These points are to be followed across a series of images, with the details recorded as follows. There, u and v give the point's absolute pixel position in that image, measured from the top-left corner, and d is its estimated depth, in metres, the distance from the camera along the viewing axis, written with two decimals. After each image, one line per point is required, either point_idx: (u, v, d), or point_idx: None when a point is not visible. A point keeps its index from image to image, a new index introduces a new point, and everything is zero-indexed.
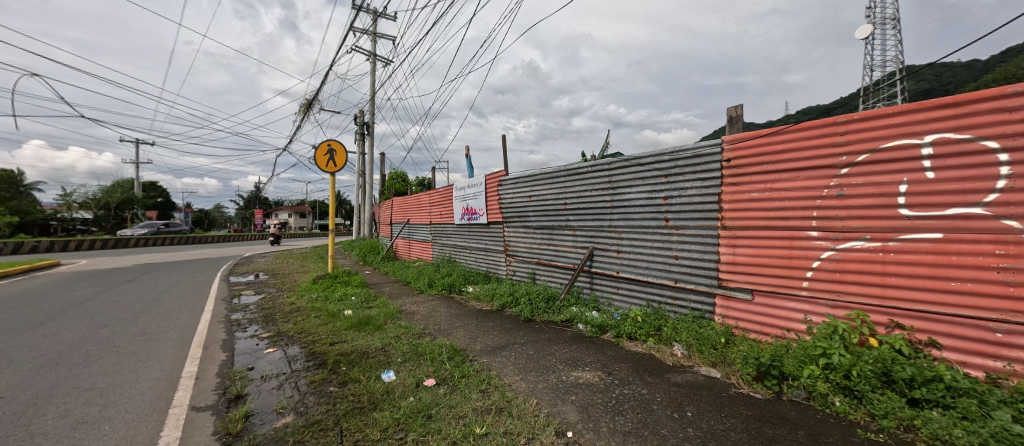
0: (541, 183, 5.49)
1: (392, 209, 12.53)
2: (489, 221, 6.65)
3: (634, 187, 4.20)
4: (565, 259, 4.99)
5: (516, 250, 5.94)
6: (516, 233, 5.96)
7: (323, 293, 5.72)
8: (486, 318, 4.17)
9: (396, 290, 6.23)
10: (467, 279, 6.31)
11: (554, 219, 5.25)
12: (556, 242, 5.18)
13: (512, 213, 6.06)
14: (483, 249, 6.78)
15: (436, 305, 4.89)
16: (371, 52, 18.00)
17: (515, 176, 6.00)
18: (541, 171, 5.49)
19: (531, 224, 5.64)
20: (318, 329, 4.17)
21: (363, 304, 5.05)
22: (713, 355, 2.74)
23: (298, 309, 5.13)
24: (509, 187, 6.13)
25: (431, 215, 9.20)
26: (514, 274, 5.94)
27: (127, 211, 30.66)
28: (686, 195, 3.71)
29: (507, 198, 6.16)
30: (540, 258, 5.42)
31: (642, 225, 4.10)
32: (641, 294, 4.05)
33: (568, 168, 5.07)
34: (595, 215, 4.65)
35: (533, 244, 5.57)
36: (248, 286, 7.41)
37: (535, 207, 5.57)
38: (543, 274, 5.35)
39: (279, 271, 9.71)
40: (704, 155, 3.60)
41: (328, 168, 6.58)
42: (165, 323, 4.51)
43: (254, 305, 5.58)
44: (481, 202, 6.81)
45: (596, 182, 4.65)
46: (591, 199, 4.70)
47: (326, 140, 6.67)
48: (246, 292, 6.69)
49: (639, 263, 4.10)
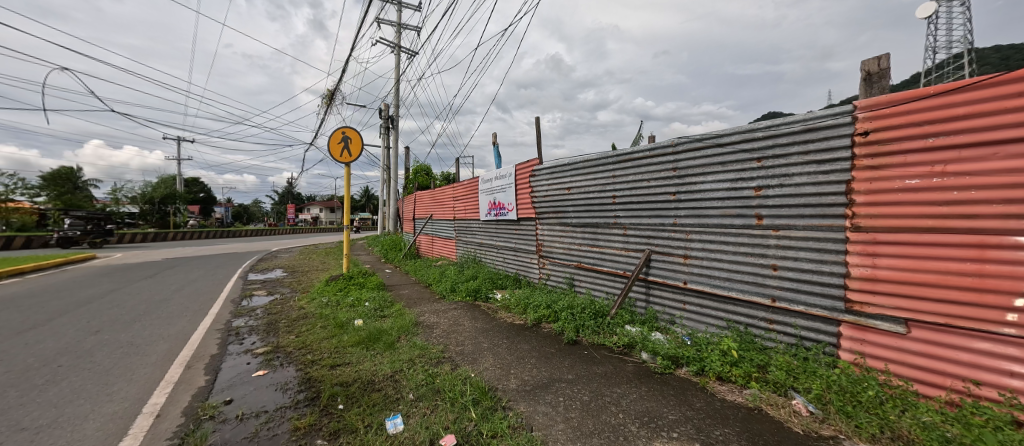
0: (582, 173, 4.63)
1: (415, 204, 11.99)
2: (519, 218, 5.85)
3: (709, 175, 3.25)
4: (613, 264, 4.12)
5: (550, 251, 5.13)
6: (551, 232, 5.14)
7: (335, 297, 5.13)
8: (519, 337, 3.37)
9: (415, 294, 5.57)
10: (494, 283, 5.56)
11: (598, 216, 4.38)
12: (601, 243, 4.32)
13: (545, 208, 5.24)
14: (512, 249, 6.01)
15: (459, 316, 4.15)
16: (395, 43, 17.61)
17: (549, 165, 5.16)
18: (582, 159, 4.63)
19: (570, 222, 4.80)
20: (320, 345, 3.52)
21: (377, 312, 4.40)
22: (872, 424, 1.78)
23: (305, 315, 4.55)
24: (542, 178, 5.29)
25: (455, 211, 8.51)
26: (549, 279, 5.16)
27: (170, 206, 32.22)
28: (790, 184, 2.73)
29: (540, 190, 5.33)
30: (581, 261, 4.59)
31: (721, 223, 3.16)
32: (720, 314, 3.13)
33: (616, 154, 4.17)
34: (654, 210, 3.73)
35: (572, 245, 4.75)
36: (264, 285, 7.00)
37: (574, 201, 4.71)
38: (585, 280, 4.53)
39: (300, 268, 9.35)
40: (821, 128, 2.59)
41: (343, 158, 6.00)
42: (159, 330, 4.03)
43: (262, 308, 5.07)
44: (510, 195, 6.02)
45: (654, 169, 3.73)
46: (647, 191, 3.79)
47: (341, 127, 6.05)
48: (258, 292, 6.25)
49: (717, 273, 3.17)
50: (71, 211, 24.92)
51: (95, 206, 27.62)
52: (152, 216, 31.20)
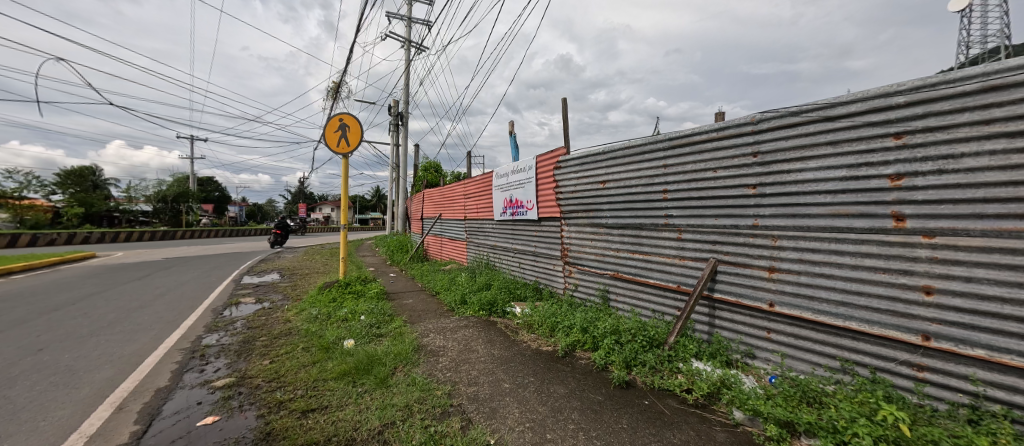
0: (621, 163, 3.81)
1: (423, 203, 11.32)
2: (540, 218, 5.05)
3: (810, 160, 2.38)
4: (664, 276, 3.30)
5: (579, 258, 4.34)
6: (580, 234, 4.34)
7: (325, 309, 4.40)
8: (551, 374, 2.55)
9: (420, 305, 4.82)
10: (512, 294, 4.78)
11: (643, 215, 3.55)
12: (646, 249, 3.52)
13: (572, 206, 4.43)
14: (533, 254, 5.22)
15: (472, 337, 3.38)
16: (405, 38, 17.12)
17: (578, 154, 4.34)
18: (621, 146, 3.80)
19: (602, 223, 4.01)
20: (295, 377, 2.77)
21: (373, 330, 3.67)
22: None
23: (288, 332, 3.83)
24: (569, 170, 4.46)
25: (466, 210, 7.76)
26: (576, 290, 4.38)
27: (183, 205, 32.35)
28: (956, 170, 1.83)
29: (566, 185, 4.51)
30: (619, 270, 3.81)
31: (830, 227, 2.28)
32: (830, 351, 2.28)
33: (668, 138, 3.33)
34: (722, 208, 2.88)
35: (606, 251, 3.96)
36: (255, 290, 6.33)
37: (610, 198, 3.89)
38: (624, 294, 3.74)
39: (299, 270, 8.71)
40: (1016, 84, 1.67)
41: (341, 148, 5.31)
42: (110, 351, 3.34)
43: (242, 320, 4.36)
44: (530, 192, 5.23)
45: (723, 156, 2.87)
46: (712, 184, 2.94)
47: (338, 113, 5.34)
48: (246, 299, 5.57)
49: (823, 295, 2.31)
50: (83, 210, 25.01)
51: (108, 204, 27.72)
52: (165, 215, 31.37)
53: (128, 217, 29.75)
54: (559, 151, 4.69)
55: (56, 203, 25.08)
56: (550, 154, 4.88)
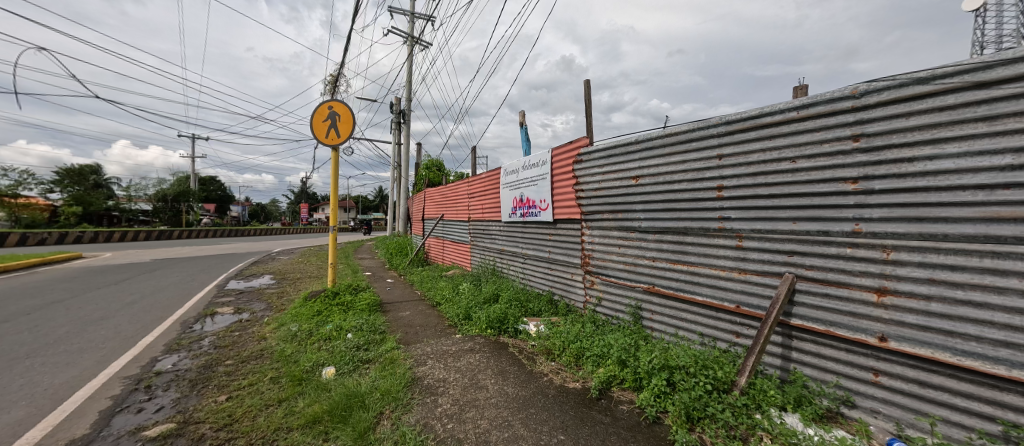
0: (659, 154, 3.17)
1: (424, 203, 10.69)
2: (556, 220, 4.43)
3: (947, 143, 1.72)
4: (718, 294, 2.67)
5: (603, 267, 3.71)
6: (604, 240, 3.70)
7: (307, 324, 3.78)
8: (586, 430, 1.90)
9: (417, 320, 4.19)
10: (523, 308, 4.15)
11: (688, 218, 2.91)
12: (692, 260, 2.88)
13: (595, 206, 3.78)
14: (546, 261, 4.60)
15: (481, 365, 2.75)
16: (408, 34, 16.61)
17: (605, 144, 3.69)
18: (661, 133, 3.16)
19: (632, 226, 3.37)
20: (252, 424, 2.14)
21: (358, 354, 3.05)
22: None
23: (258, 355, 3.20)
24: (593, 164, 3.81)
25: (470, 210, 7.13)
26: (599, 305, 3.76)
27: (183, 204, 31.97)
28: None
29: (589, 181, 3.87)
30: (655, 283, 3.17)
31: (982, 236, 1.61)
32: (985, 411, 1.60)
33: (724, 122, 2.68)
34: (803, 210, 2.23)
35: (637, 260, 3.34)
36: (238, 298, 5.73)
37: (644, 197, 3.26)
38: (662, 312, 3.10)
39: (289, 275, 8.10)
40: None
41: (330, 139, 4.70)
42: (36, 381, 2.73)
43: (211, 338, 3.75)
44: (544, 189, 4.60)
45: (806, 141, 2.22)
46: (789, 178, 2.29)
47: (327, 100, 4.72)
48: (223, 309, 4.96)
49: (971, 330, 1.63)
50: (81, 209, 24.66)
51: (107, 203, 27.37)
52: (165, 215, 31.02)
53: (127, 216, 29.40)
54: (580, 142, 4.04)
55: (55, 202, 24.74)
56: (568, 145, 4.24)
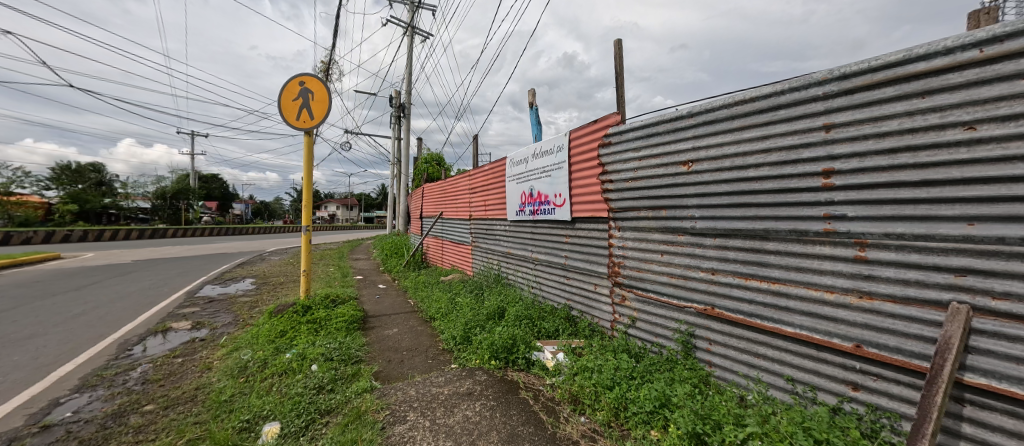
0: (724, 130, 2.31)
1: (423, 200, 9.92)
2: (575, 219, 3.61)
3: None
4: (822, 326, 1.86)
5: (638, 279, 2.90)
6: (641, 245, 2.88)
7: (262, 351, 3.00)
8: None
9: (404, 343, 3.41)
10: (536, 329, 3.35)
11: (768, 216, 2.07)
12: (776, 275, 2.05)
13: (627, 200, 2.97)
14: (562, 269, 3.80)
15: (483, 425, 1.94)
16: (407, 24, 15.78)
17: (643, 121, 2.86)
18: (726, 102, 2.30)
19: (681, 227, 2.55)
20: None
21: (317, 401, 2.25)
22: None
23: (188, 399, 2.42)
24: (628, 147, 2.98)
25: (472, 208, 6.32)
26: (633, 327, 2.96)
27: (181, 202, 31.48)
28: None
29: (619, 169, 3.04)
30: (716, 304, 2.36)
31: None
32: None
33: (836, 76, 1.80)
34: (987, 202, 1.36)
35: (688, 272, 2.53)
36: (204, 309, 4.97)
37: (699, 187, 2.42)
38: (726, 344, 2.30)
39: (272, 279, 7.35)
40: None
41: (301, 122, 3.91)
42: None
43: (143, 368, 2.98)
44: (561, 181, 3.78)
45: (999, 94, 1.34)
46: (963, 156, 1.42)
47: (297, 74, 3.91)
48: (179, 325, 4.21)
49: None
50: (75, 207, 24.16)
51: (105, 201, 26.89)
52: (163, 212, 30.58)
53: (124, 214, 28.96)
54: (607, 121, 3.19)
55: (49, 200, 24.30)
56: (591, 125, 3.40)
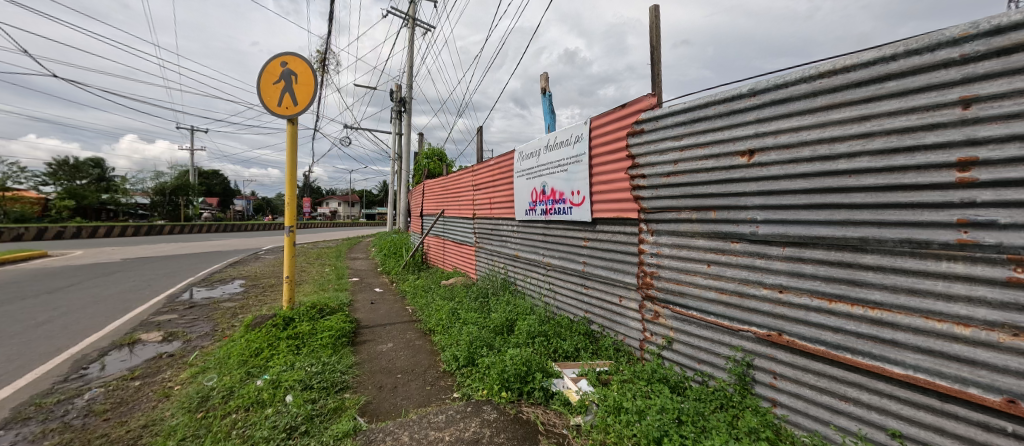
0: (800, 111, 1.78)
1: (423, 197, 9.43)
2: (597, 219, 3.13)
3: None
4: (951, 369, 1.36)
5: (677, 294, 2.42)
6: (680, 253, 2.39)
7: (230, 376, 2.55)
8: None
9: (399, 363, 2.95)
10: (551, 348, 2.88)
11: (867, 221, 1.56)
12: (876, 298, 1.56)
13: (662, 199, 2.47)
14: (581, 277, 3.35)
15: None
16: (407, 15, 15.28)
17: (685, 103, 2.33)
18: (804, 74, 1.76)
19: (736, 233, 2.05)
20: None
21: None
22: None
23: (130, 442, 1.96)
24: (665, 135, 2.47)
25: (476, 206, 5.85)
26: (669, 350, 2.49)
27: (180, 198, 31.15)
28: None
29: (654, 162, 2.54)
30: (784, 330, 1.87)
31: None
32: None
33: (984, 31, 1.27)
34: None
35: (745, 289, 2.04)
36: (183, 317, 4.54)
37: (762, 184, 1.91)
38: (799, 380, 1.83)
39: (263, 280, 6.91)
40: None
41: (283, 108, 3.44)
42: None
43: (89, 395, 2.53)
44: (580, 177, 3.29)
45: None
46: None
47: (279, 54, 3.43)
48: (149, 336, 3.77)
49: None
50: (71, 202, 23.81)
51: (102, 196, 26.52)
52: (162, 208, 30.32)
53: (122, 210, 28.66)
54: (639, 104, 2.69)
55: (46, 196, 24.00)
56: (619, 111, 2.89)
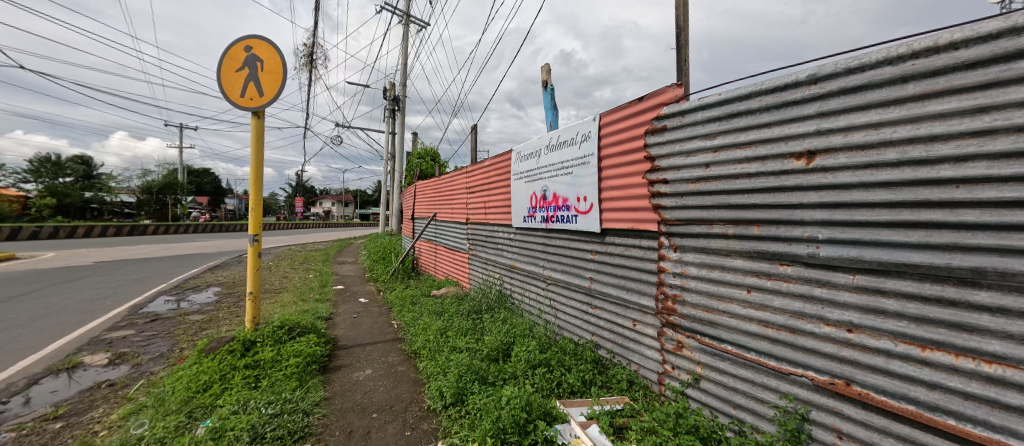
0: (881, 101, 1.35)
1: (415, 198, 9.00)
2: (607, 229, 2.72)
3: None
4: None
5: (706, 325, 2.01)
6: (710, 275, 1.98)
7: (165, 421, 2.10)
8: None
9: (376, 398, 2.52)
10: (553, 382, 2.46)
11: (985, 247, 1.14)
12: (996, 350, 1.13)
13: (689, 210, 2.04)
14: (587, 295, 2.94)
15: None
16: (403, 11, 14.86)
17: (720, 94, 1.92)
18: (888, 53, 1.33)
19: (788, 253, 1.64)
20: None
21: None
22: None
23: None
24: (691, 132, 2.06)
25: (470, 210, 5.43)
26: (696, 389, 2.08)
27: (168, 197, 30.38)
28: None
29: (678, 165, 2.12)
30: (853, 380, 1.46)
31: None
32: None
33: None
34: None
35: (798, 324, 1.62)
36: (141, 333, 4.07)
37: (824, 194, 1.50)
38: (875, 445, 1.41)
39: (240, 288, 6.42)
40: None
41: (246, 99, 3.00)
42: None
43: None
44: (588, 181, 2.89)
45: None
46: None
47: (243, 37, 3.00)
48: (95, 359, 3.31)
49: None
50: (52, 200, 23.04)
51: (86, 195, 25.70)
52: (149, 207, 29.56)
53: (108, 209, 27.86)
54: (659, 97, 2.29)
55: (27, 193, 23.21)
56: (634, 105, 2.48)
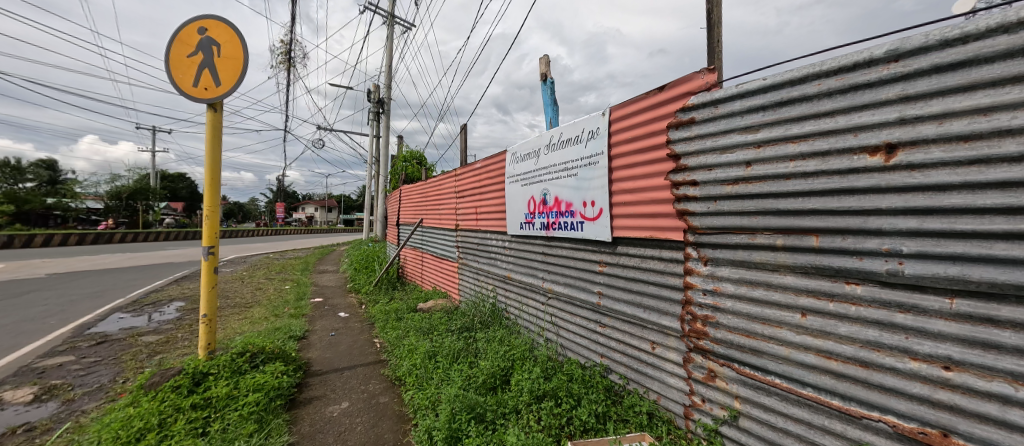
0: (993, 80, 1.05)
1: (401, 203, 8.55)
2: (619, 238, 2.41)
3: None
4: None
5: (747, 352, 1.70)
6: (751, 293, 1.68)
7: None
8: None
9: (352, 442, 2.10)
10: (562, 418, 2.10)
11: None
12: None
13: (725, 216, 1.74)
14: (596, 312, 2.61)
15: None
16: (389, 12, 14.48)
17: (766, 79, 1.64)
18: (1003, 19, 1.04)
19: (858, 270, 1.34)
20: None
21: None
22: None
23: None
24: (727, 125, 1.77)
25: (460, 216, 5.05)
26: (732, 428, 1.76)
27: (139, 202, 28.88)
28: None
29: (709, 164, 1.82)
30: (954, 431, 1.13)
31: None
32: None
33: None
34: None
35: (873, 357, 1.31)
36: (81, 359, 3.53)
37: (910, 198, 1.19)
38: None
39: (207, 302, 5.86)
40: None
41: (200, 89, 2.58)
42: None
43: None
44: (596, 184, 2.58)
45: None
46: None
47: (197, 17, 2.58)
48: (16, 395, 2.79)
49: None
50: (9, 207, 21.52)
51: (47, 201, 24.13)
52: (118, 213, 28.02)
53: (72, 215, 26.26)
54: (684, 87, 1.99)
55: None
56: (653, 97, 2.17)
